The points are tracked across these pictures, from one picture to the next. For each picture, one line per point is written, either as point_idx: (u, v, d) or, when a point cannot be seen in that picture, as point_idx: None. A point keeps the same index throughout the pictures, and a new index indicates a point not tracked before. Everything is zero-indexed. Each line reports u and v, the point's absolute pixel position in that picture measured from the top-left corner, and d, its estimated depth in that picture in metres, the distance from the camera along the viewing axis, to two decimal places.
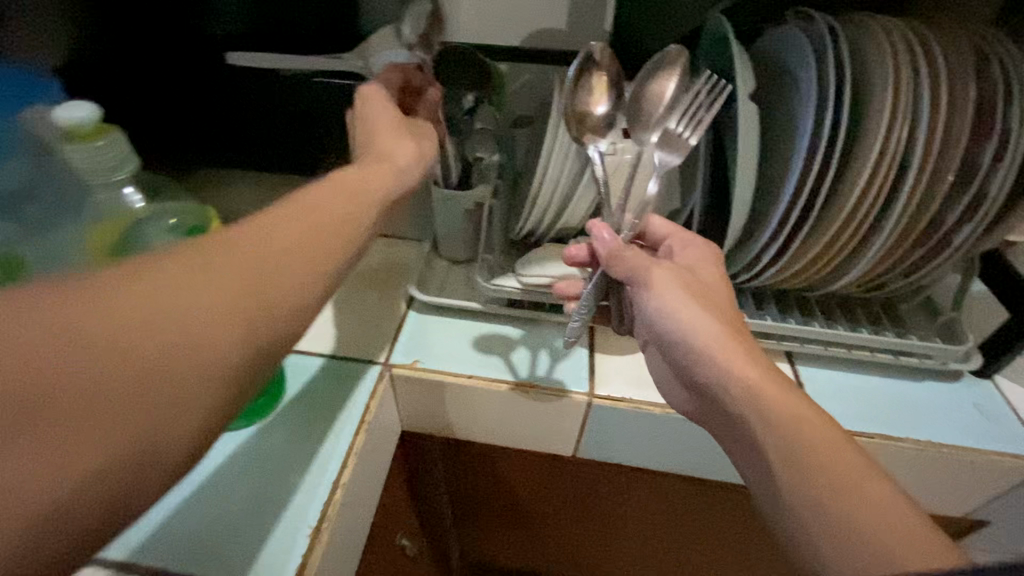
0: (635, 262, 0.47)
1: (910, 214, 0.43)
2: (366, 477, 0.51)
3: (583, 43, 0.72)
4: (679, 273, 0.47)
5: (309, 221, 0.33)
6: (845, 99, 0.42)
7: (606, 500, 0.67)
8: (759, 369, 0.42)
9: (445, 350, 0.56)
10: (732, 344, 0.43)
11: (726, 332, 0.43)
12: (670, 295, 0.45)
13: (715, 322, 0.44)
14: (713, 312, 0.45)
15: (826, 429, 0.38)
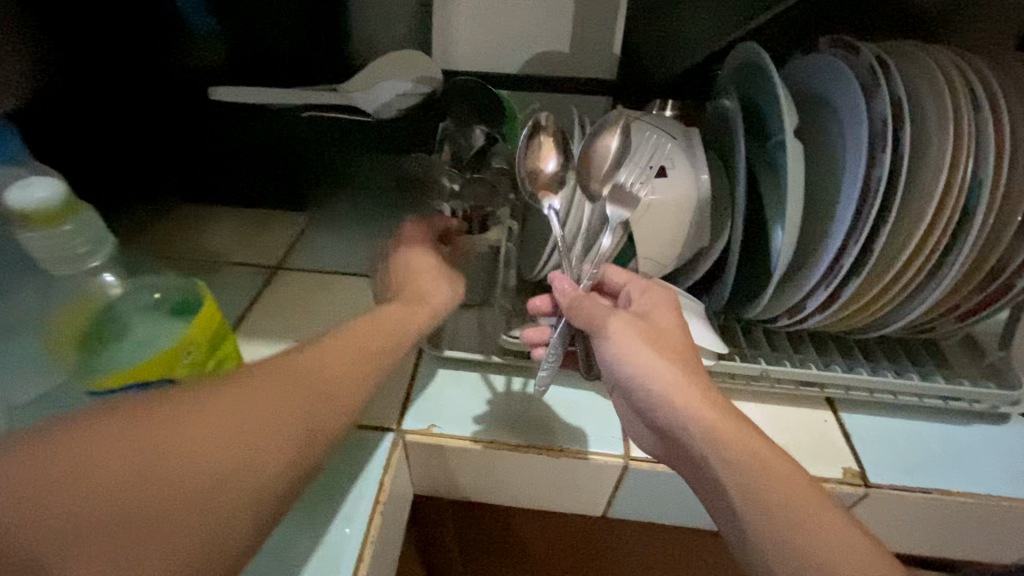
0: (593, 310, 0.43)
1: (972, 258, 0.40)
2: (383, 561, 0.46)
3: (592, 67, 0.68)
4: (638, 319, 0.44)
5: (319, 363, 0.35)
6: (903, 137, 0.39)
7: None
8: (718, 411, 0.40)
9: (464, 411, 0.51)
10: (694, 389, 0.40)
11: (688, 377, 0.41)
12: (626, 340, 0.42)
13: (676, 366, 0.41)
14: (672, 356, 0.42)
15: (796, 484, 0.37)
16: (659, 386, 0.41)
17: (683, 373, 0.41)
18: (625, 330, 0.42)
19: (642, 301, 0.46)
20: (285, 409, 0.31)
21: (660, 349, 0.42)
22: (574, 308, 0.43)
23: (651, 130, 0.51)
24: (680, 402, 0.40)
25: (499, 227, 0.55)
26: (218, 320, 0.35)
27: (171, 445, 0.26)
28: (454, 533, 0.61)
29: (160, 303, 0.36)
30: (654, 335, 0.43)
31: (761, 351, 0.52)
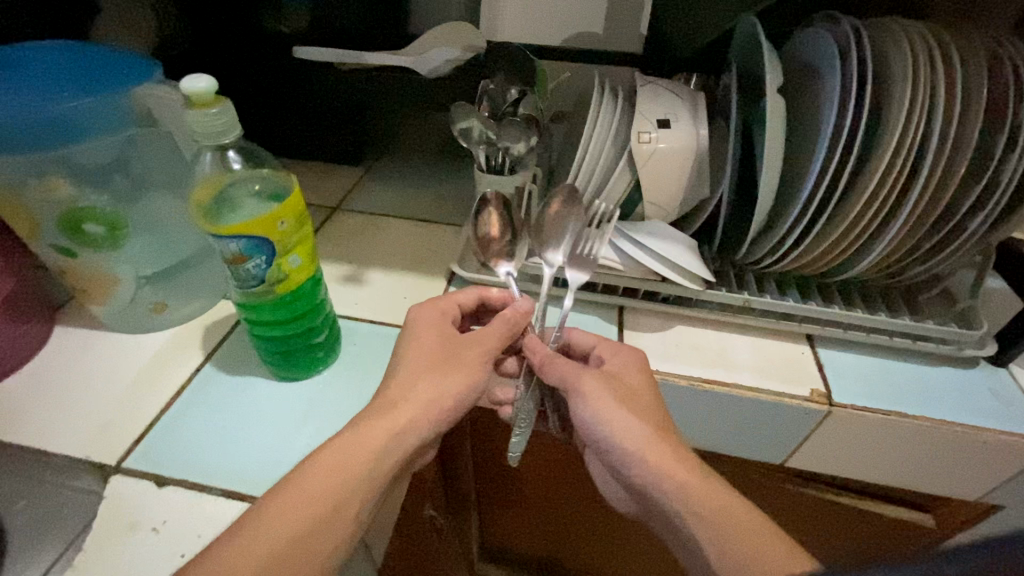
0: (566, 369, 0.51)
1: (926, 200, 0.46)
2: None
3: (621, 44, 0.77)
4: (607, 377, 0.51)
5: (357, 435, 0.41)
6: (866, 92, 0.46)
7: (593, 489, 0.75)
8: (687, 467, 0.46)
9: None
10: (661, 449, 0.47)
11: (653, 435, 0.47)
12: (604, 400, 0.49)
13: (642, 421, 0.48)
14: (643, 413, 0.49)
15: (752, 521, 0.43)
16: (629, 442, 0.47)
17: (649, 431, 0.48)
18: (603, 393, 0.49)
19: (613, 362, 0.53)
20: (344, 482, 0.40)
21: (628, 405, 0.49)
22: (547, 364, 0.51)
23: (661, 89, 0.59)
24: (647, 457, 0.46)
25: (525, 171, 0.62)
26: (303, 210, 0.45)
27: (275, 540, 0.36)
28: (471, 432, 0.73)
29: (259, 189, 0.45)
30: (623, 394, 0.49)
31: (747, 289, 0.59)
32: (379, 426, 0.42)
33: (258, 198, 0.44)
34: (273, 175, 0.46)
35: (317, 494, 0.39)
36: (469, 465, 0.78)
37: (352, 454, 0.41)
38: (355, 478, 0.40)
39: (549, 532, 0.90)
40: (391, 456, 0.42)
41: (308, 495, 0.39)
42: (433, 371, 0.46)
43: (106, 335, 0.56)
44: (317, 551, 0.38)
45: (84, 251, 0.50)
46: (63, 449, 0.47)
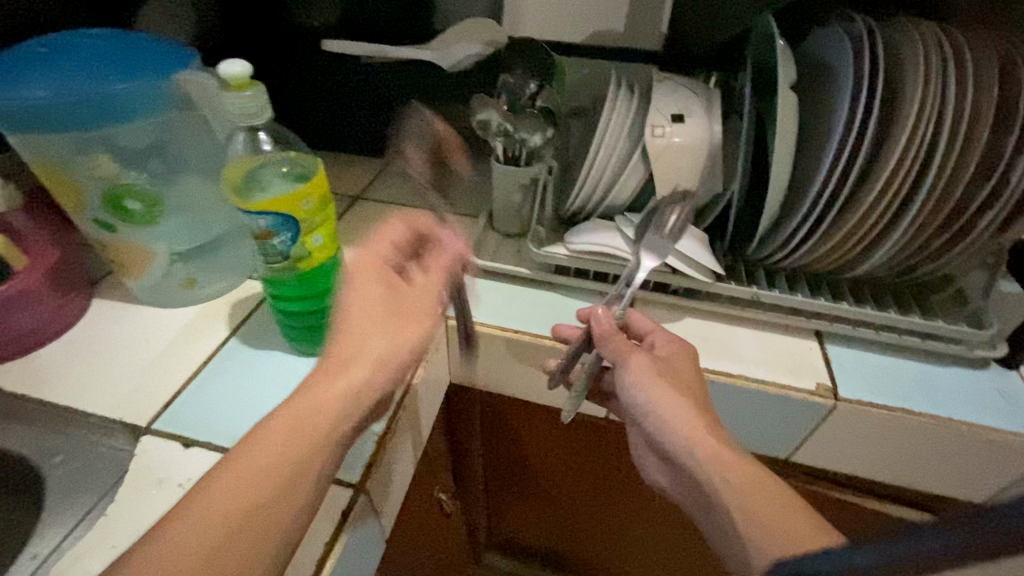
0: (619, 347, 0.54)
1: (934, 197, 0.47)
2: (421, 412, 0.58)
3: (639, 44, 0.78)
4: (659, 360, 0.53)
5: (301, 415, 0.39)
6: (876, 90, 0.47)
7: (590, 471, 0.77)
8: (723, 443, 0.48)
9: (496, 308, 0.62)
10: (704, 433, 0.49)
11: (698, 421, 0.49)
12: (651, 380, 0.51)
13: (689, 407, 0.50)
14: (687, 396, 0.51)
15: (774, 488, 0.45)
16: (672, 424, 0.50)
17: (695, 417, 0.49)
18: (651, 375, 0.51)
19: (666, 348, 0.55)
20: (279, 463, 0.37)
21: (677, 392, 0.51)
22: (604, 339, 0.54)
23: (678, 85, 0.60)
24: (690, 442, 0.49)
25: (541, 162, 0.64)
26: (327, 192, 0.47)
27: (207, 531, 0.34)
28: (481, 417, 0.74)
29: (287, 171, 0.48)
30: (672, 379, 0.51)
31: (757, 284, 0.60)
32: (307, 410, 0.39)
33: (286, 178, 0.47)
34: (301, 159, 0.48)
35: (238, 490, 0.36)
36: (478, 449, 0.80)
37: (279, 444, 0.38)
38: (291, 458, 0.37)
39: (553, 517, 0.91)
40: (325, 439, 0.39)
41: (250, 483, 0.36)
42: (369, 341, 0.41)
43: (138, 307, 0.60)
44: (248, 541, 0.35)
45: (123, 226, 0.53)
46: (97, 409, 0.50)
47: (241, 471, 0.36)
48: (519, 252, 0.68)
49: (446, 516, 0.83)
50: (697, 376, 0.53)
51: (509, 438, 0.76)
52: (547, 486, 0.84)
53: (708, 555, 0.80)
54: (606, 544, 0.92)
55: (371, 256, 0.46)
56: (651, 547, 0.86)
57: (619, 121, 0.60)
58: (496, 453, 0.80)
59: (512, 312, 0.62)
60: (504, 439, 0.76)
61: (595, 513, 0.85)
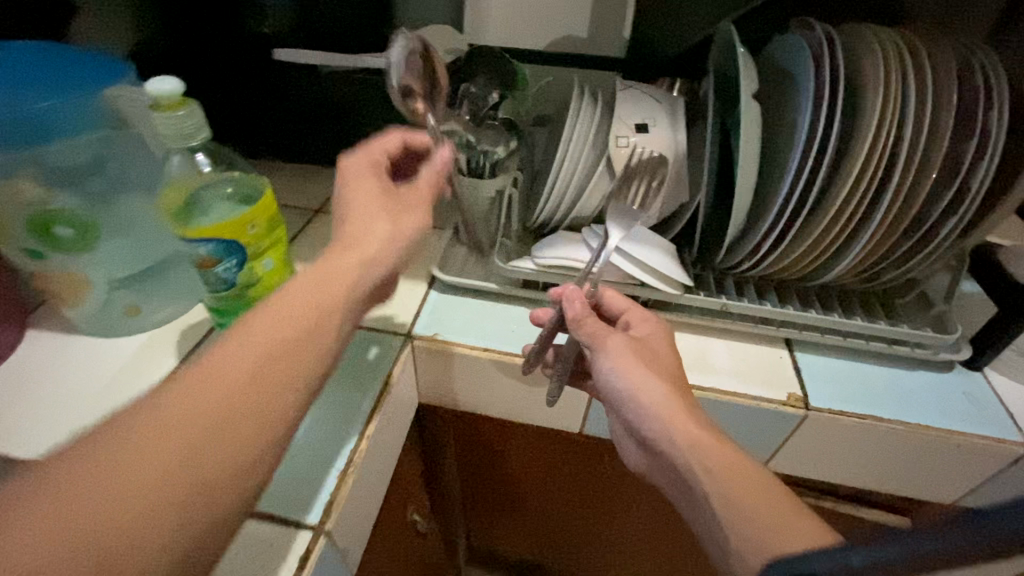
0: (595, 329, 0.53)
1: (898, 204, 0.47)
2: (387, 438, 0.56)
3: (603, 50, 0.76)
4: (634, 340, 0.52)
5: (328, 276, 0.40)
6: (836, 101, 0.47)
7: (570, 483, 0.75)
8: (702, 428, 0.47)
9: (463, 325, 0.60)
10: (678, 406, 0.48)
11: (672, 395, 0.49)
12: (627, 361, 0.50)
13: (664, 382, 0.50)
14: (664, 376, 0.50)
15: (757, 476, 0.44)
16: (648, 399, 0.49)
17: (671, 391, 0.49)
18: (627, 356, 0.50)
19: (640, 327, 0.54)
20: (309, 310, 0.38)
21: (651, 368, 0.50)
22: (578, 322, 0.52)
23: (641, 95, 0.59)
24: (664, 415, 0.48)
25: (506, 174, 0.62)
26: (274, 213, 0.44)
27: (238, 359, 0.35)
28: (455, 434, 0.72)
29: (231, 192, 0.45)
30: (647, 358, 0.51)
31: (726, 294, 0.59)
32: (330, 276, 0.40)
33: (230, 201, 0.44)
34: (246, 179, 0.46)
35: (276, 330, 0.37)
36: (455, 465, 0.78)
37: (302, 298, 0.38)
38: (320, 307, 0.39)
39: (535, 531, 0.89)
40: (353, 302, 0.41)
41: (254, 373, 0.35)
42: (377, 223, 0.44)
43: (79, 338, 0.56)
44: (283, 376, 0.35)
45: (54, 254, 0.49)
46: (31, 453, 0.47)
47: (238, 357, 0.35)
48: (486, 265, 0.66)
49: (424, 537, 0.80)
50: (673, 355, 0.52)
51: (485, 454, 0.73)
52: (527, 500, 0.82)
53: (692, 564, 0.79)
54: (591, 555, 0.90)
55: (365, 155, 0.48)
56: (636, 558, 0.85)
57: (585, 123, 0.59)
58: (473, 468, 0.78)
59: (479, 329, 0.60)
60: (479, 455, 0.74)
61: (578, 525, 0.83)
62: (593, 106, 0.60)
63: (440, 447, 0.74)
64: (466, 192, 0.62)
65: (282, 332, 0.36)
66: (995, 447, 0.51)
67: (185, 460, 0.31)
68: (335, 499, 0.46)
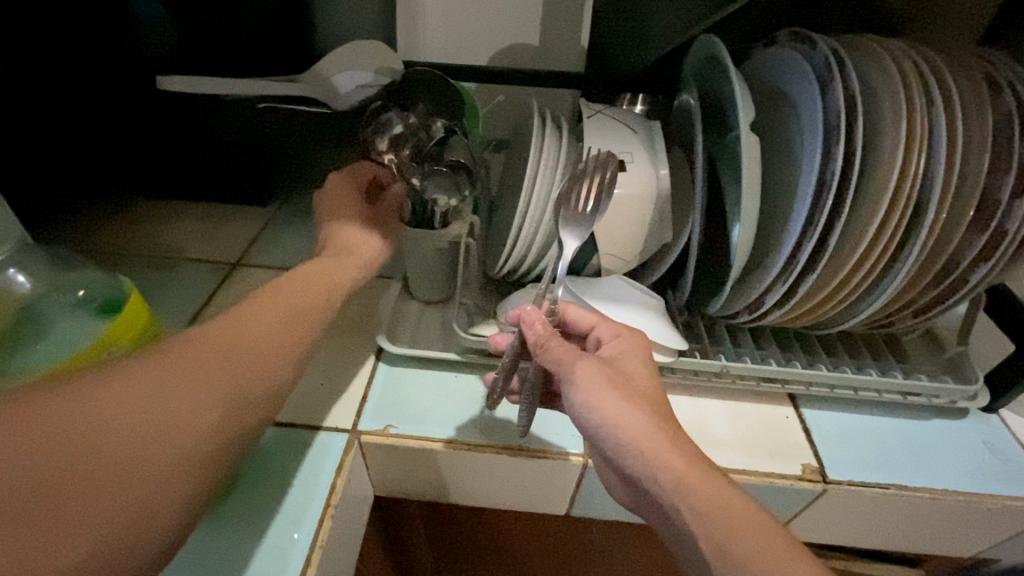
0: (562, 352, 0.42)
1: (925, 251, 0.40)
2: (337, 563, 0.45)
3: (561, 62, 0.67)
4: (606, 363, 0.42)
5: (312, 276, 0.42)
6: (854, 133, 0.39)
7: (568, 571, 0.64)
8: (691, 462, 0.37)
9: (421, 410, 0.50)
10: (661, 437, 0.38)
11: (656, 426, 0.38)
12: (597, 388, 0.40)
13: (645, 411, 0.39)
14: (645, 403, 0.40)
15: (755, 517, 0.34)
16: (625, 433, 0.38)
17: (653, 422, 0.39)
18: (597, 381, 0.40)
19: (612, 346, 0.44)
20: (294, 306, 0.38)
21: (629, 395, 0.40)
22: (540, 346, 0.42)
23: (614, 120, 0.51)
24: (645, 449, 0.37)
25: (461, 221, 0.52)
26: (144, 323, 0.33)
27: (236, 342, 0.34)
28: (428, 528, 0.60)
29: (85, 297, 0.33)
30: (622, 384, 0.40)
31: (723, 348, 0.51)
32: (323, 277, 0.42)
33: (77, 312, 0.32)
34: (100, 280, 0.34)
35: (271, 318, 0.36)
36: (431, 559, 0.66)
37: (293, 293, 0.39)
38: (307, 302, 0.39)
39: None
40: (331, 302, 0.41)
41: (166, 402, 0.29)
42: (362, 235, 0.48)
43: None
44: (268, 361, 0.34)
45: None
46: None
47: (169, 369, 0.30)
48: (443, 327, 0.56)
49: None
50: (655, 378, 0.42)
51: (466, 546, 0.62)
52: None
53: None
54: None
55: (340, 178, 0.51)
56: None
57: (552, 150, 0.49)
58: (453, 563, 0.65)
59: (441, 410, 0.50)
60: (459, 547, 0.62)
61: None
62: (559, 137, 0.50)
63: (410, 543, 0.62)
64: (415, 243, 0.52)
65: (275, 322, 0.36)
66: None
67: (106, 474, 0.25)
68: None
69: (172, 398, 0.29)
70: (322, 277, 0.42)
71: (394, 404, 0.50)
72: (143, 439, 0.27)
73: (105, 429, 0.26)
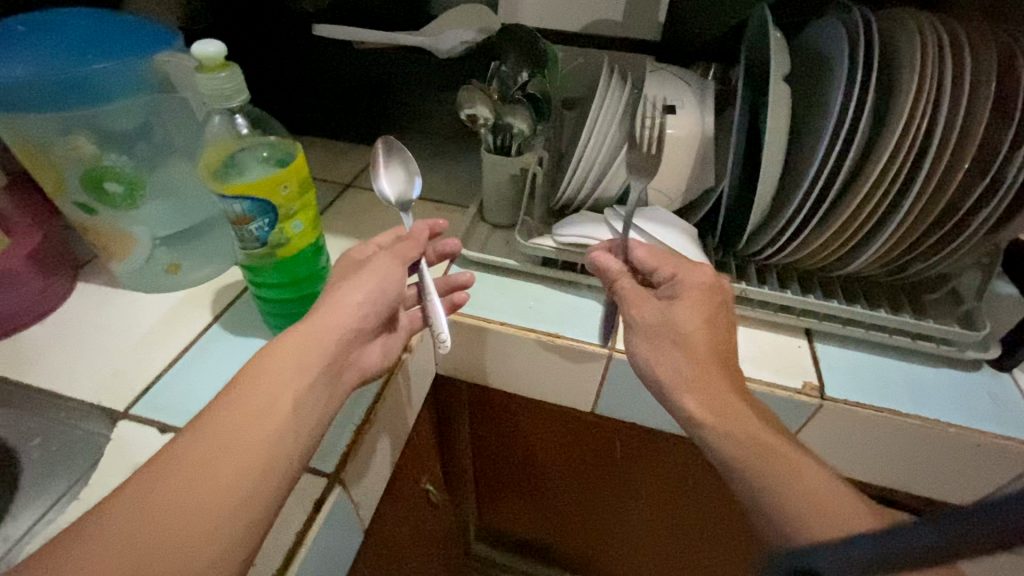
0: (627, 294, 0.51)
1: (929, 191, 0.46)
2: (405, 403, 0.58)
3: (638, 34, 0.76)
4: (668, 305, 0.49)
5: (343, 285, 0.46)
6: (871, 83, 0.46)
7: (576, 448, 0.76)
8: (734, 407, 0.44)
9: (483, 299, 0.61)
10: (711, 381, 0.46)
11: (709, 371, 0.46)
12: (653, 334, 0.49)
13: (691, 359, 0.46)
14: (694, 347, 0.47)
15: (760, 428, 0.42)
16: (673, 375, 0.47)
17: (701, 366, 0.46)
18: (657, 325, 0.49)
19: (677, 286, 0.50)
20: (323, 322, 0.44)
21: (685, 342, 0.47)
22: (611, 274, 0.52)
23: (673, 74, 0.60)
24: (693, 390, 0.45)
25: (531, 153, 0.63)
26: (307, 177, 0.46)
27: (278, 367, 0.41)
28: (468, 401, 0.75)
29: (267, 155, 0.47)
30: (677, 330, 0.48)
31: (745, 279, 0.59)
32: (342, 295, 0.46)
33: (266, 163, 0.46)
34: (281, 143, 0.48)
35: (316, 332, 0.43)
36: (467, 432, 0.81)
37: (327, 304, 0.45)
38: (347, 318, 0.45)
39: (549, 502, 0.92)
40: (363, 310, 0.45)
41: (266, 377, 0.40)
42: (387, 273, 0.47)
43: (121, 292, 0.60)
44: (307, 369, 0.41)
45: (103, 209, 0.53)
46: (75, 392, 0.50)
47: (235, 407, 0.38)
48: (507, 243, 0.67)
49: (435, 505, 0.86)
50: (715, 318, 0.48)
51: (495, 421, 0.76)
52: (540, 469, 0.84)
53: (697, 532, 0.81)
54: (604, 527, 0.92)
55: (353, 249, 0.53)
56: (644, 525, 0.86)
57: (615, 94, 0.59)
58: (486, 437, 0.81)
59: (497, 304, 0.61)
60: (491, 422, 0.77)
61: (588, 494, 0.86)
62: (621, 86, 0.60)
63: (454, 414, 0.78)
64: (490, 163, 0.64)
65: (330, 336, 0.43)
66: (1019, 448, 0.50)
67: (212, 474, 0.35)
68: (350, 451, 0.47)
69: (248, 423, 0.38)
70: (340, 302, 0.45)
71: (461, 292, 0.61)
72: (230, 442, 0.37)
73: (211, 455, 0.36)
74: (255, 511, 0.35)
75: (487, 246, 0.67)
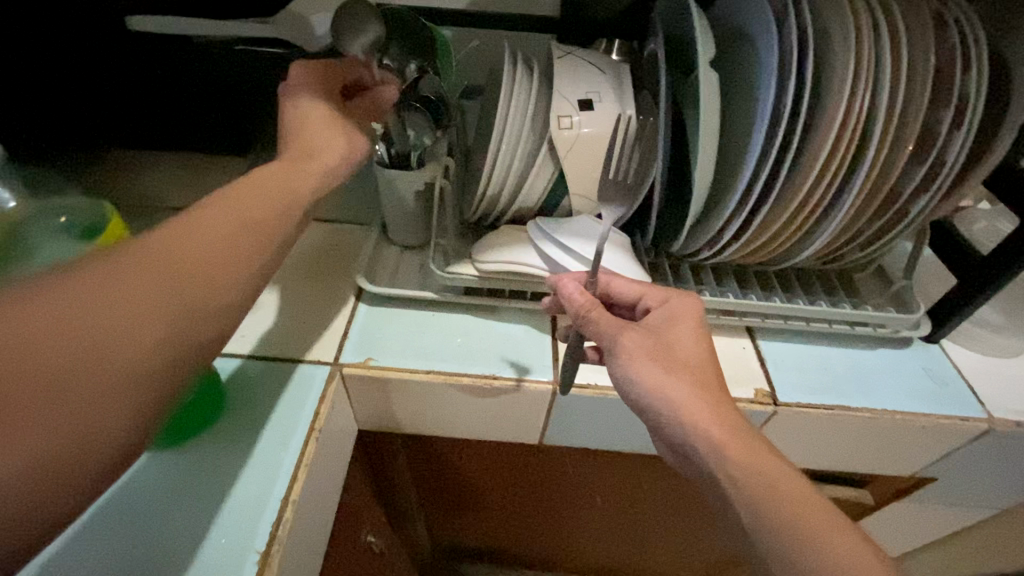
0: (603, 323, 0.45)
1: (874, 178, 0.43)
2: (326, 486, 0.48)
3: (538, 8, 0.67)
4: (650, 332, 0.45)
5: (239, 208, 0.35)
6: (807, 67, 0.41)
7: (527, 471, 0.71)
8: (731, 430, 0.40)
9: (399, 345, 0.52)
10: (702, 406, 0.41)
11: (699, 397, 0.41)
12: (637, 359, 0.43)
13: (686, 382, 0.42)
14: (683, 372, 0.42)
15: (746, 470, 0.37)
16: (663, 401, 0.41)
17: (694, 391, 0.41)
18: (639, 355, 0.43)
19: (660, 312, 0.46)
20: (213, 240, 0.32)
21: (669, 366, 0.42)
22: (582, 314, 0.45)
23: (585, 59, 0.52)
24: (685, 418, 0.40)
25: (435, 163, 0.53)
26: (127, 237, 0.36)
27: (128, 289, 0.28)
28: (402, 445, 0.66)
29: (62, 223, 0.35)
30: (663, 355, 0.43)
31: (685, 283, 0.54)
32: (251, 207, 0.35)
33: (65, 231, 0.35)
34: (80, 205, 0.37)
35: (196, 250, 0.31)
36: (405, 472, 0.73)
37: (220, 218, 0.34)
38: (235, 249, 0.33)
39: (503, 517, 0.88)
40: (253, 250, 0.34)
41: (109, 302, 0.27)
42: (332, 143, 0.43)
43: None
44: (169, 308, 0.29)
45: None
46: None
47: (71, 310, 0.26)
48: (421, 269, 0.58)
49: (381, 553, 0.78)
50: (703, 344, 0.44)
51: (436, 459, 0.69)
52: (491, 492, 0.79)
53: (653, 520, 0.80)
54: (562, 530, 0.90)
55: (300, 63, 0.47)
56: (602, 523, 0.85)
57: (523, 88, 0.50)
58: (428, 473, 0.73)
59: (418, 347, 0.52)
60: (430, 460, 0.70)
61: (542, 506, 0.82)
62: (528, 77, 0.51)
63: (388, 460, 0.69)
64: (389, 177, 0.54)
65: (209, 313, 0.30)
66: (961, 425, 0.50)
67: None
68: None
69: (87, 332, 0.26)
70: (246, 198, 0.36)
71: (373, 341, 0.52)
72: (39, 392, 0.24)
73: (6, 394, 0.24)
74: (29, 531, 0.24)
75: (397, 276, 0.57)
